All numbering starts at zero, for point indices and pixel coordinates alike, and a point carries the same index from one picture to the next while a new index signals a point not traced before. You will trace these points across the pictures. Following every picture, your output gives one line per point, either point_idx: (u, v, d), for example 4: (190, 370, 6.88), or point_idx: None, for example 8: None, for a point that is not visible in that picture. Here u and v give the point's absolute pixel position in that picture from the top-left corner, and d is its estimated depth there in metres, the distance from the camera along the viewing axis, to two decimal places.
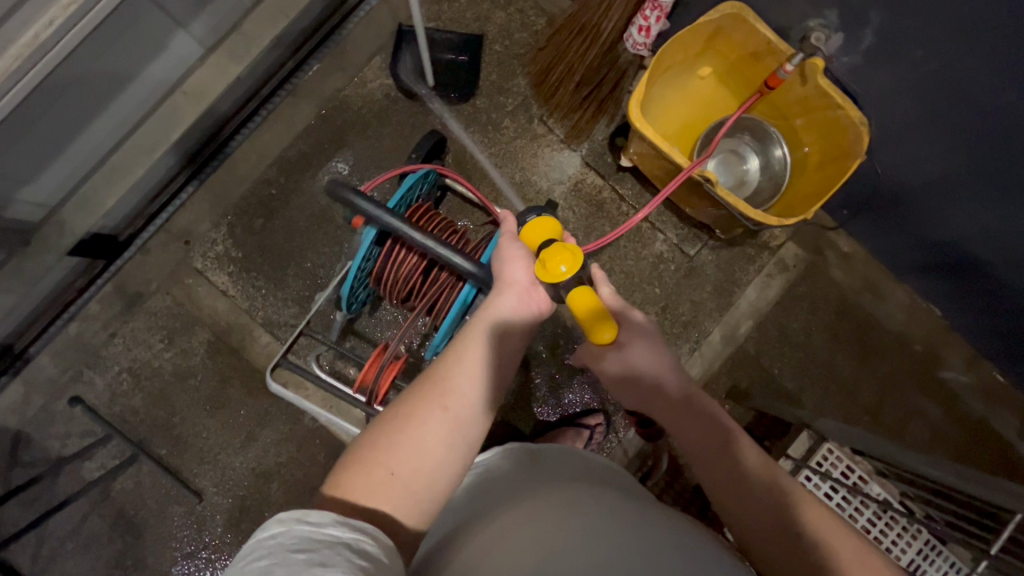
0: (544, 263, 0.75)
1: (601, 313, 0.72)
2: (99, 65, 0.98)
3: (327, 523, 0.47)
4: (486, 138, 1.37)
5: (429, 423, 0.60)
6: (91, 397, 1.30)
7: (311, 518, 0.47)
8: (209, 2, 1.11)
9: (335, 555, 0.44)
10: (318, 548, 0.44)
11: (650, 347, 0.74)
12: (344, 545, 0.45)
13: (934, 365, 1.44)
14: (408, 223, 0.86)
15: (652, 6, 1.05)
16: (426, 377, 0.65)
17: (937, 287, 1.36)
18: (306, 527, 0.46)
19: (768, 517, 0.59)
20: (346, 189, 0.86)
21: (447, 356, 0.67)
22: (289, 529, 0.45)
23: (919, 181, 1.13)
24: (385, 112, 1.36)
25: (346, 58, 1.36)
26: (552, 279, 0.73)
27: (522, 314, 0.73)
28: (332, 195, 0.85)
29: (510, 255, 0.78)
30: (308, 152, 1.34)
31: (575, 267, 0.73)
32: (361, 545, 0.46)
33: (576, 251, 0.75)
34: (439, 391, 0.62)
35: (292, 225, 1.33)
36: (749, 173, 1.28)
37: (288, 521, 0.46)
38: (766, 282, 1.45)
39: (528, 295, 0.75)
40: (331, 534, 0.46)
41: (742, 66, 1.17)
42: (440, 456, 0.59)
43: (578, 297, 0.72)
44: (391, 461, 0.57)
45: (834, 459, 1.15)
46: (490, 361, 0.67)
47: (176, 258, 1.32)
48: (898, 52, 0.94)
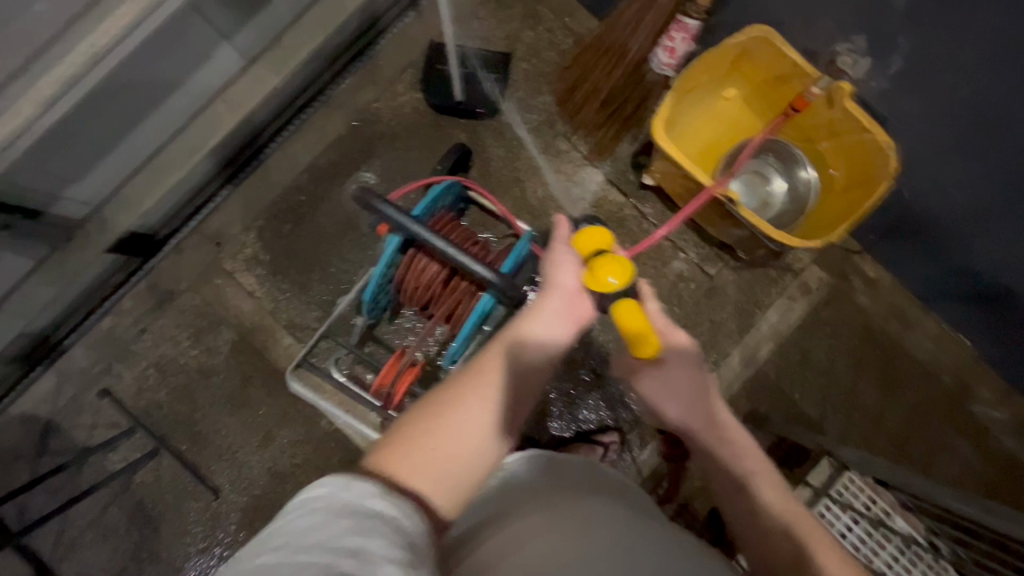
0: (592, 271, 0.74)
1: (644, 324, 0.70)
2: (146, 73, 1.04)
3: (369, 494, 0.46)
4: (510, 153, 1.40)
5: (472, 410, 0.60)
6: (119, 390, 1.34)
7: (356, 487, 0.47)
8: (252, 16, 1.16)
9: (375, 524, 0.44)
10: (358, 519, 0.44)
11: (688, 371, 0.73)
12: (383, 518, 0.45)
13: (963, 397, 1.40)
14: (432, 232, 0.89)
15: (679, 27, 1.07)
16: (469, 368, 0.65)
17: (968, 317, 1.32)
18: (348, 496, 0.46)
19: (794, 571, 0.57)
20: (373, 198, 0.89)
21: (490, 349, 0.66)
22: (333, 495, 0.45)
23: (949, 208, 1.11)
24: (413, 125, 1.40)
25: (379, 73, 1.40)
26: (602, 289, 0.73)
27: (567, 318, 0.72)
28: (361, 203, 0.88)
29: (558, 258, 0.76)
30: (338, 161, 1.38)
31: (625, 279, 0.73)
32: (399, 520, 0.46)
33: (627, 266, 0.74)
34: (483, 385, 0.62)
35: (319, 231, 1.37)
36: (773, 195, 1.24)
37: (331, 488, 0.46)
38: (788, 305, 1.42)
39: (577, 299, 0.74)
40: (372, 505, 0.46)
41: (768, 89, 1.18)
42: (476, 447, 0.59)
43: (623, 312, 0.71)
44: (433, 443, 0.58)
45: (855, 489, 1.12)
46: (529, 359, 0.67)
47: (207, 259, 1.37)
48: (927, 77, 0.93)
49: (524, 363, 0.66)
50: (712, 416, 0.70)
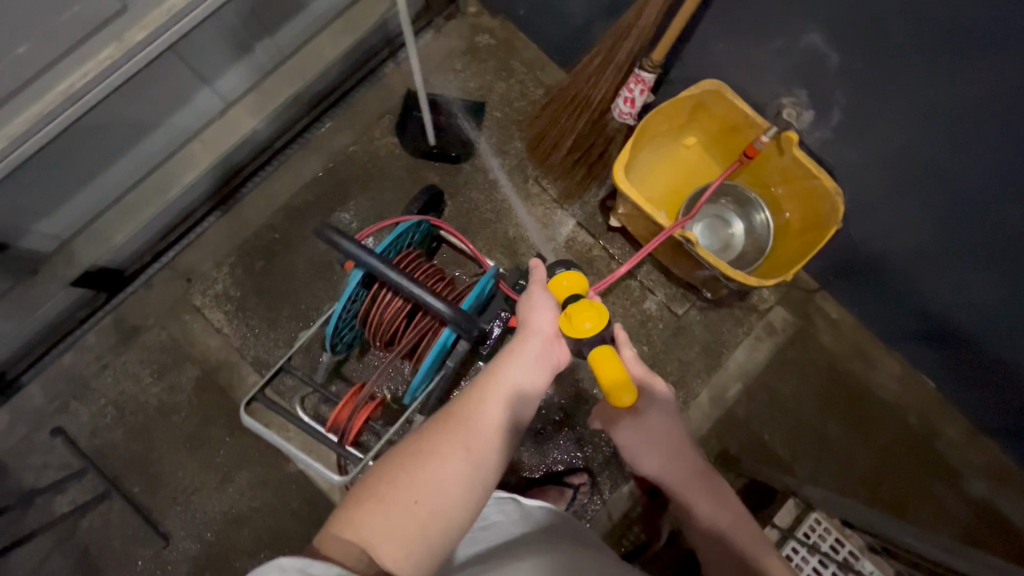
0: (569, 317, 0.80)
1: (621, 371, 0.73)
2: (125, 113, 1.07)
3: None
4: (483, 195, 1.45)
5: (452, 458, 0.62)
6: (73, 429, 1.30)
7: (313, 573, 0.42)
8: (234, 64, 1.22)
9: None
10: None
11: (663, 417, 0.75)
12: None
13: (932, 438, 1.40)
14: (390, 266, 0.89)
15: (636, 80, 1.10)
16: (446, 419, 0.67)
17: (928, 357, 1.35)
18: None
19: None
20: (333, 232, 0.89)
21: (467, 402, 0.69)
22: None
23: (898, 252, 1.16)
24: (388, 168, 1.44)
25: (357, 118, 1.46)
26: (577, 334, 0.79)
27: (544, 364, 0.76)
28: (325, 237, 0.89)
29: (535, 302, 0.81)
30: (313, 200, 1.42)
31: (600, 325, 0.78)
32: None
33: (602, 311, 0.80)
34: (463, 433, 0.65)
35: (291, 268, 1.38)
36: (735, 237, 1.29)
37: (285, 569, 0.41)
38: (755, 344, 1.44)
39: (550, 343, 0.77)
40: None
41: (724, 138, 1.25)
42: (459, 500, 0.60)
43: (600, 359, 0.74)
44: (408, 500, 0.58)
45: (821, 531, 1.10)
46: (503, 414, 0.68)
47: (176, 294, 1.36)
48: (864, 128, 1.00)
49: (503, 420, 0.68)
50: (691, 468, 0.72)
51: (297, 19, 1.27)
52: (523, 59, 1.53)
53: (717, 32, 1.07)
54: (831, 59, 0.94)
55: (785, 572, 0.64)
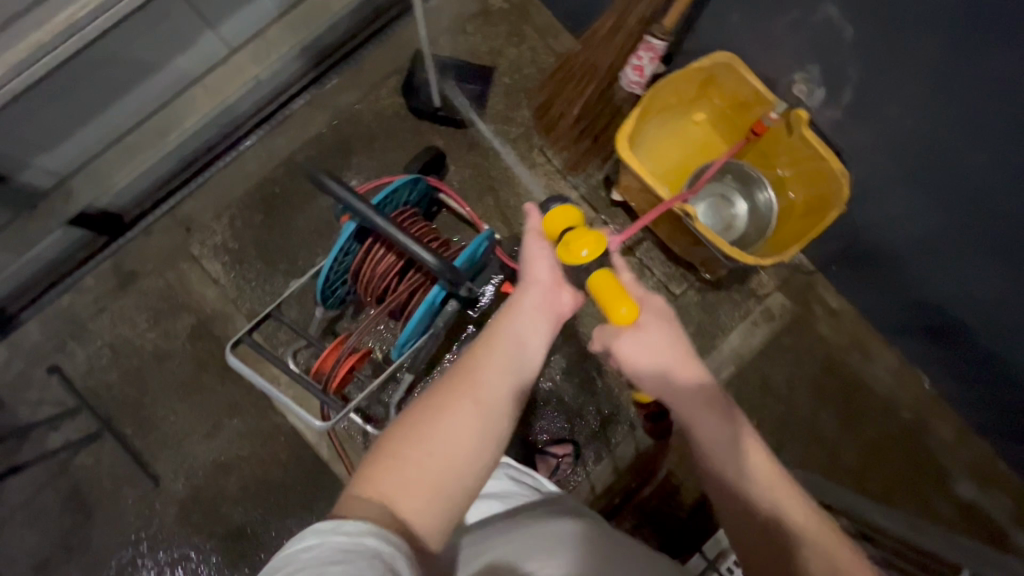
0: (567, 246, 0.79)
1: (621, 289, 0.69)
2: (127, 54, 1.06)
3: (362, 534, 0.51)
4: (486, 162, 1.43)
5: (459, 413, 0.62)
6: (69, 368, 1.32)
7: (347, 529, 0.51)
8: (240, 11, 1.20)
9: (364, 565, 0.48)
10: (350, 558, 0.49)
11: (665, 330, 0.68)
12: (376, 558, 0.50)
13: (921, 433, 1.41)
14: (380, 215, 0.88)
15: (645, 47, 1.08)
16: (451, 375, 0.67)
17: (923, 351, 1.35)
18: (341, 537, 0.51)
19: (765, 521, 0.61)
20: (324, 177, 0.88)
21: (472, 357, 0.68)
22: (326, 540, 0.50)
23: (902, 242, 1.14)
24: (393, 129, 1.44)
25: (363, 76, 1.45)
26: (575, 262, 0.78)
27: (547, 313, 0.74)
28: (315, 182, 0.88)
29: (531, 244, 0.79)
30: (316, 157, 1.42)
31: (597, 250, 0.77)
32: (387, 555, 0.51)
33: (601, 238, 0.79)
34: (468, 385, 0.65)
35: (291, 224, 1.39)
36: (737, 218, 1.26)
37: (323, 533, 0.51)
38: (750, 329, 1.44)
39: (550, 292, 0.75)
40: (365, 544, 0.50)
41: (734, 115, 1.23)
42: (469, 455, 0.61)
43: (598, 282, 0.70)
44: (418, 459, 0.59)
45: None
46: (510, 366, 0.68)
47: (175, 243, 1.37)
48: (876, 109, 0.97)
49: (511, 370, 0.68)
50: (701, 398, 0.66)
51: None
52: (535, 25, 1.49)
53: (734, 2, 1.04)
54: (847, 33, 0.91)
55: (796, 510, 0.61)
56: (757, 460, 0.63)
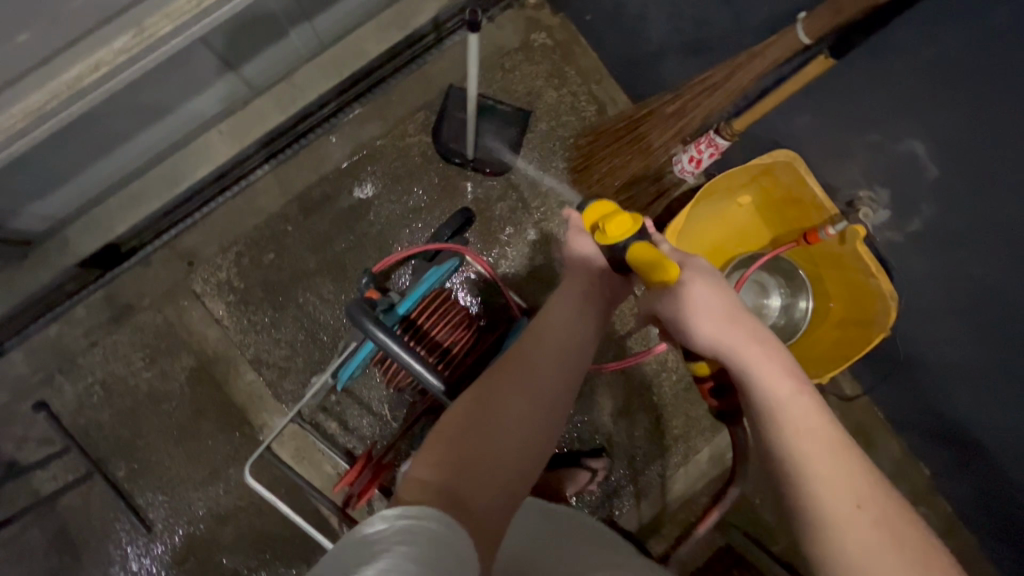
0: (601, 229, 0.76)
1: (660, 258, 0.69)
2: (139, 98, 0.95)
3: (430, 517, 0.45)
4: (514, 215, 1.35)
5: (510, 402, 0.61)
6: (57, 404, 1.25)
7: (413, 513, 0.45)
8: (265, 47, 1.08)
9: (436, 558, 0.42)
10: (422, 547, 0.42)
11: (706, 280, 0.68)
12: (445, 544, 0.44)
13: None
14: (426, 365, 0.80)
15: (708, 143, 1.03)
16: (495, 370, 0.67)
17: (931, 451, 1.35)
18: (410, 522, 0.44)
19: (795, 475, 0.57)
20: (363, 316, 0.78)
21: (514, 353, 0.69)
22: (392, 525, 0.43)
23: (938, 362, 1.11)
24: (418, 170, 1.33)
25: (390, 109, 1.33)
26: (610, 241, 0.74)
27: (590, 300, 0.77)
28: (349, 317, 0.78)
29: (573, 235, 0.83)
30: (332, 194, 1.31)
31: (633, 228, 0.73)
32: (457, 545, 0.44)
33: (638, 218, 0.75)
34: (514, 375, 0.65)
35: (300, 265, 1.29)
36: (769, 308, 1.20)
37: (390, 517, 0.44)
38: None
39: (592, 276, 0.79)
40: (434, 528, 0.44)
41: (783, 207, 1.16)
42: (517, 437, 0.59)
43: (639, 252, 0.71)
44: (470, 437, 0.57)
45: None
46: (554, 355, 0.69)
47: (176, 277, 1.28)
48: (943, 246, 0.93)
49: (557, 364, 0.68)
50: (740, 331, 0.64)
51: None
52: (579, 67, 1.38)
53: (809, 106, 0.96)
54: (929, 172, 0.86)
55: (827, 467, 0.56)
56: (795, 406, 0.59)
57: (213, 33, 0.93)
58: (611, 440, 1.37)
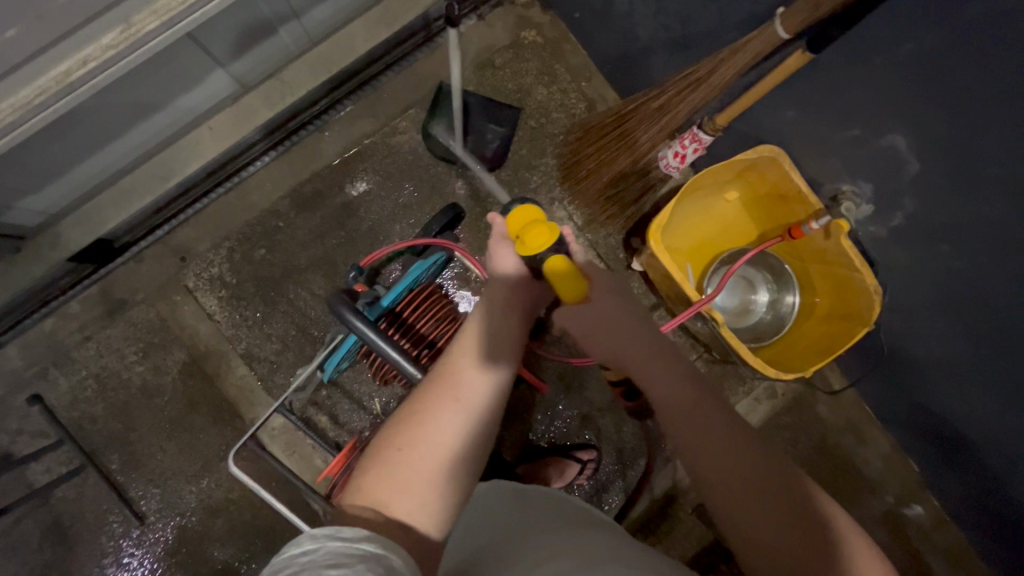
0: (522, 240, 0.77)
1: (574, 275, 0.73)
2: (130, 94, 0.96)
3: (359, 539, 0.46)
4: (504, 212, 1.36)
5: (445, 419, 0.60)
6: (52, 397, 1.26)
7: (343, 535, 0.46)
8: (254, 44, 1.09)
9: (366, 570, 0.42)
10: (351, 562, 0.43)
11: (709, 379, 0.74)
12: (375, 561, 0.44)
13: (903, 518, 1.44)
14: (405, 355, 0.81)
15: (691, 137, 1.03)
16: (436, 376, 0.66)
17: (919, 446, 1.35)
18: (339, 543, 0.45)
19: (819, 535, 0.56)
20: (344, 306, 0.79)
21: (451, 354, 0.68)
22: (321, 545, 0.44)
23: (925, 357, 1.11)
24: (409, 166, 1.34)
25: (380, 106, 1.34)
26: (530, 251, 0.75)
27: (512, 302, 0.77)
28: (331, 307, 0.79)
29: (495, 245, 0.83)
30: (324, 191, 1.33)
31: (550, 241, 0.75)
32: (388, 561, 0.45)
33: (554, 230, 0.76)
34: (450, 385, 0.63)
35: (292, 261, 1.31)
36: (756, 304, 1.25)
37: (320, 537, 0.45)
38: (752, 405, 1.44)
39: (517, 285, 0.79)
40: (364, 549, 0.45)
41: (768, 202, 1.17)
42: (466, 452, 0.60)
43: (554, 266, 0.73)
44: (409, 457, 0.57)
45: None
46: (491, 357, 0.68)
47: (168, 272, 1.29)
48: (923, 240, 0.94)
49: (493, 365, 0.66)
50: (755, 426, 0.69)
51: None
52: (568, 65, 1.39)
53: (791, 101, 0.97)
54: (909, 167, 0.87)
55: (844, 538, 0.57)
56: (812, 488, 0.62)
57: (201, 31, 0.94)
58: (599, 434, 1.38)
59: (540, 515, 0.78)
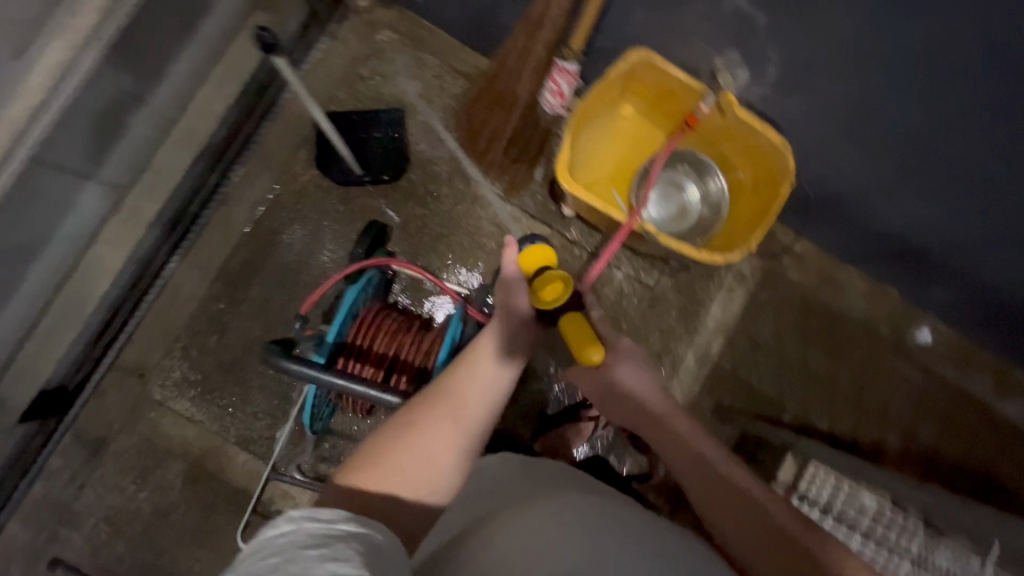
0: (537, 290, 0.81)
1: (589, 333, 0.78)
2: (11, 239, 0.95)
3: (334, 520, 0.53)
4: (427, 211, 1.37)
5: (434, 432, 0.66)
6: (72, 555, 1.25)
7: (320, 517, 0.52)
8: (115, 146, 1.08)
9: (346, 548, 0.50)
10: (326, 542, 0.50)
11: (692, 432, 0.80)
12: (349, 538, 0.52)
13: (905, 342, 1.48)
14: (350, 376, 0.80)
15: (560, 72, 1.05)
16: (437, 385, 0.71)
17: (889, 271, 1.39)
18: (315, 524, 0.51)
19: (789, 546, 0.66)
20: (276, 357, 0.80)
21: (455, 369, 0.73)
22: (299, 528, 0.50)
23: (855, 187, 1.15)
24: (320, 203, 1.34)
25: (270, 158, 1.34)
26: (545, 305, 0.80)
27: (522, 334, 0.79)
28: (266, 362, 0.80)
29: (511, 284, 0.83)
30: (250, 259, 1.32)
31: (563, 296, 0.79)
32: (362, 534, 0.53)
33: (567, 282, 0.80)
34: (449, 401, 0.69)
35: (246, 335, 1.30)
36: (691, 201, 1.26)
37: (297, 520, 0.51)
38: (728, 296, 1.46)
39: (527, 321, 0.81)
40: (338, 529, 0.52)
41: (662, 103, 1.18)
42: (447, 465, 0.66)
43: (569, 327, 0.79)
44: (402, 460, 0.64)
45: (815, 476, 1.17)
46: (489, 379, 0.71)
47: (133, 394, 1.28)
48: (803, 81, 0.96)
49: (488, 391, 0.71)
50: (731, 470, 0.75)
51: (165, 71, 1.11)
52: (431, 49, 1.39)
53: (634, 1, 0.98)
54: (759, 20, 0.88)
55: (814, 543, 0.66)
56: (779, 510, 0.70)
57: (52, 152, 0.92)
58: None
59: (545, 484, 0.71)
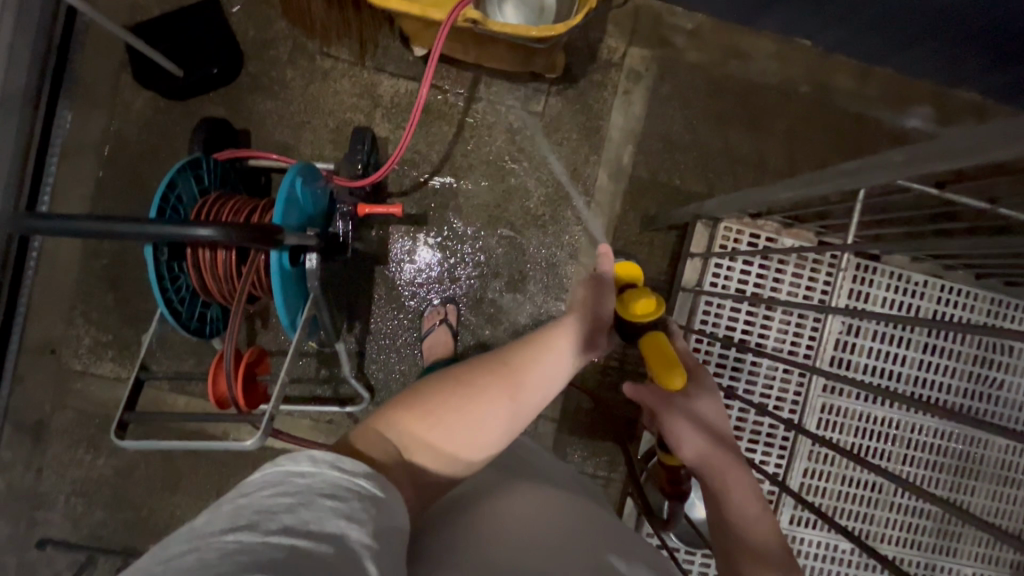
0: (624, 301, 0.74)
1: (670, 357, 0.69)
2: None
3: (359, 473, 0.46)
4: (278, 100, 1.25)
5: (492, 408, 0.62)
6: (57, 532, 1.27)
7: (345, 464, 0.46)
8: None
9: (361, 508, 0.43)
10: (345, 496, 0.43)
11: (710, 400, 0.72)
12: (372, 499, 0.45)
13: (829, 94, 1.34)
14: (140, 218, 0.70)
15: None
16: (500, 358, 0.67)
17: (787, 17, 1.23)
18: (338, 473, 0.45)
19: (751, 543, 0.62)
20: (33, 219, 0.68)
21: (520, 349, 0.69)
22: (322, 470, 0.44)
23: None
24: (164, 125, 1.23)
25: (95, 93, 1.23)
26: (634, 317, 0.73)
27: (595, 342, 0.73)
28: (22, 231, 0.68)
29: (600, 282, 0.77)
30: (114, 204, 1.23)
31: (654, 314, 0.73)
32: (385, 499, 0.46)
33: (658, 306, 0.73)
34: (511, 379, 0.64)
35: (140, 282, 1.25)
36: None
37: (320, 461, 0.45)
38: (627, 100, 1.33)
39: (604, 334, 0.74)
40: (363, 484, 0.45)
41: None
42: (485, 445, 0.62)
43: (649, 344, 0.71)
44: (456, 419, 0.60)
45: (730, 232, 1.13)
46: (554, 365, 0.67)
47: (52, 370, 1.25)
48: None
49: (552, 380, 0.67)
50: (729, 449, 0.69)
51: None
52: None
53: None
54: None
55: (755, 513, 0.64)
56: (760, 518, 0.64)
57: None
58: (514, 224, 1.31)
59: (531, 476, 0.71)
